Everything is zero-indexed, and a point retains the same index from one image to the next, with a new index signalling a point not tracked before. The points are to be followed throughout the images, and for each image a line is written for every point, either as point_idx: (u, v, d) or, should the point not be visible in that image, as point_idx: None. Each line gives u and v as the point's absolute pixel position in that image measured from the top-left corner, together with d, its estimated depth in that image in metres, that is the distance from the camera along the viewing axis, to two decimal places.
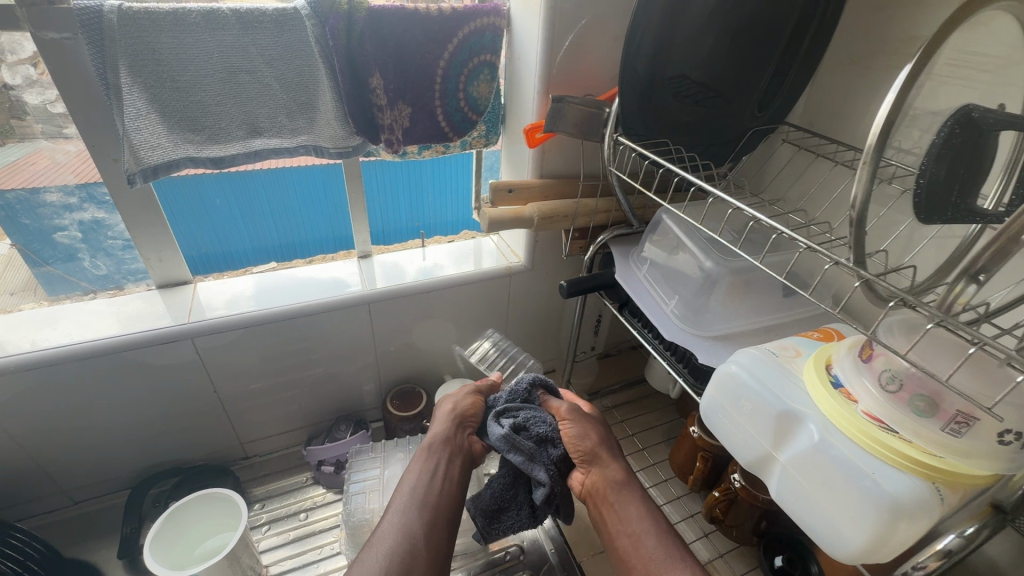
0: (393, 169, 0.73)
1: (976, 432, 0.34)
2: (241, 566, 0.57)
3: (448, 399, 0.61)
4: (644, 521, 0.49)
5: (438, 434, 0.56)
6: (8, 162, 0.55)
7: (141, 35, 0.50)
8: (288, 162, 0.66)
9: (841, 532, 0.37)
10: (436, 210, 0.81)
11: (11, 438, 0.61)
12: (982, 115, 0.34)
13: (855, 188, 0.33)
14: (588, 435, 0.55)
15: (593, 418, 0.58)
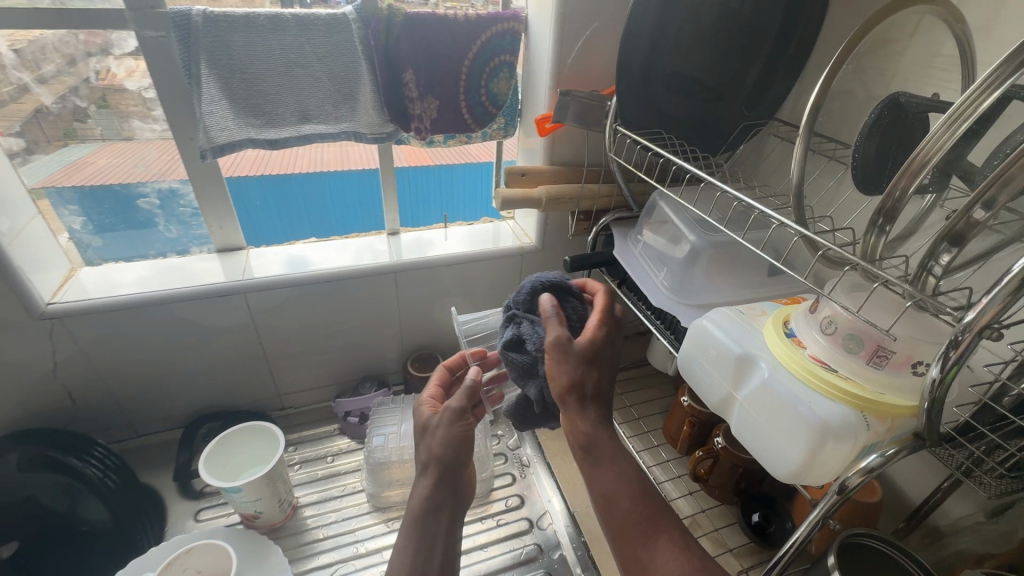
0: (415, 178, 0.86)
1: (894, 369, 0.41)
2: (277, 487, 0.67)
3: (430, 434, 0.56)
4: (620, 483, 0.50)
5: (421, 501, 0.54)
6: (73, 162, 0.67)
7: (219, 34, 0.61)
8: (324, 166, 0.79)
9: (786, 452, 0.43)
10: (458, 203, 0.90)
11: (94, 370, 0.72)
12: (909, 101, 0.40)
13: (795, 153, 0.43)
14: (561, 379, 0.50)
15: (580, 346, 0.51)
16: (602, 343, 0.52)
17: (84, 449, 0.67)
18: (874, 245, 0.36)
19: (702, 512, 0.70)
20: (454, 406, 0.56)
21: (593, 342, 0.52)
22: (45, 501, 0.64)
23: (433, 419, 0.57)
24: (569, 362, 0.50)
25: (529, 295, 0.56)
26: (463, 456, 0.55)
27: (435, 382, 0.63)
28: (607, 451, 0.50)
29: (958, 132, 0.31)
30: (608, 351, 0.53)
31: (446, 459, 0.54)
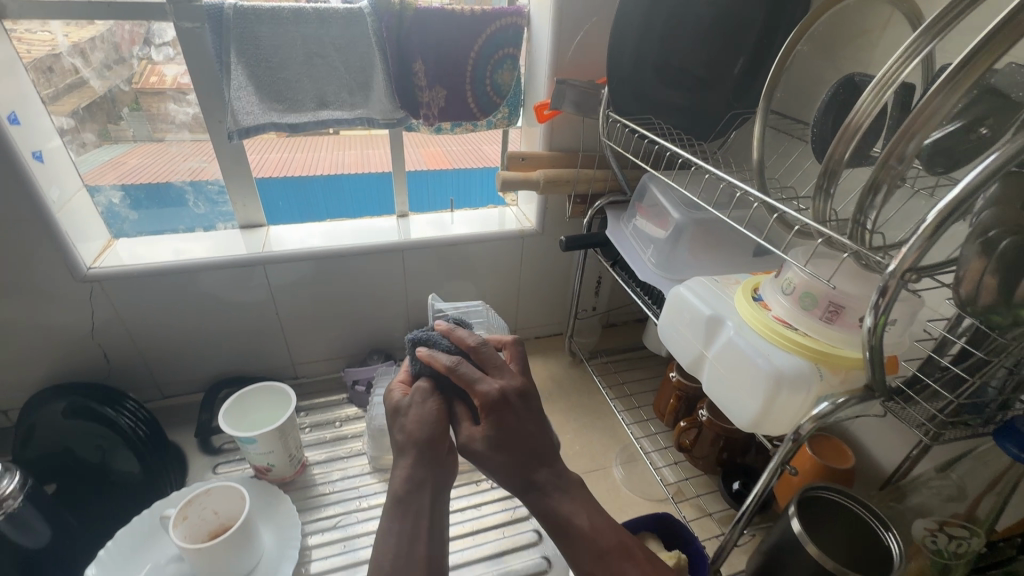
0: (426, 180, 0.92)
1: (845, 325, 0.44)
2: (287, 442, 0.72)
3: (398, 417, 0.53)
4: (579, 548, 0.48)
5: (401, 480, 0.49)
6: (103, 162, 0.75)
7: (248, 26, 0.67)
8: (348, 165, 0.89)
9: (747, 403, 0.47)
10: (465, 198, 0.96)
11: (127, 332, 0.79)
12: (860, 81, 0.44)
13: (755, 129, 0.49)
14: (495, 475, 0.49)
15: (481, 443, 0.49)
16: (492, 418, 0.49)
17: (118, 402, 0.73)
18: (822, 208, 0.40)
19: (685, 480, 0.74)
20: (422, 389, 0.53)
21: (488, 426, 0.49)
22: (81, 452, 0.71)
23: (400, 407, 0.54)
24: (485, 466, 0.49)
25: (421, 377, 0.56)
26: (442, 429, 0.51)
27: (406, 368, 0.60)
28: (563, 518, 0.48)
29: (881, 99, 0.36)
30: (505, 437, 0.48)
31: (424, 437, 0.50)
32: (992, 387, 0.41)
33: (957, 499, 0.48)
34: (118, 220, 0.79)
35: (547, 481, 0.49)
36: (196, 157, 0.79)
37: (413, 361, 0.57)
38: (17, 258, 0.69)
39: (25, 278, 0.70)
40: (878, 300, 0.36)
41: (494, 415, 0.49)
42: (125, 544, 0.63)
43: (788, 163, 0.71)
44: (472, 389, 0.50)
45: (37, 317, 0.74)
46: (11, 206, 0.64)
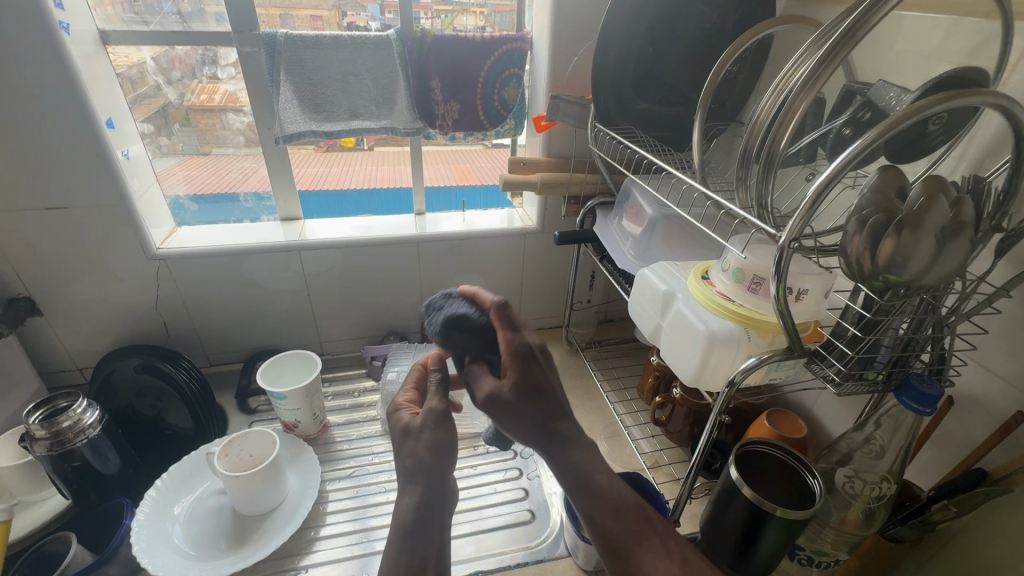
0: (446, 194, 1.08)
1: (768, 296, 0.53)
2: (313, 400, 0.84)
3: (408, 438, 0.56)
4: (598, 509, 0.53)
5: (407, 508, 0.52)
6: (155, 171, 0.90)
7: (296, 50, 0.81)
8: (379, 183, 1.06)
9: (690, 362, 0.56)
10: (478, 205, 1.09)
11: (183, 305, 0.93)
12: None
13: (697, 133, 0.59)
14: (520, 426, 0.54)
15: (510, 392, 0.54)
16: (521, 367, 0.55)
17: (173, 360, 0.85)
18: (744, 196, 0.50)
19: (659, 451, 0.83)
20: (433, 412, 0.56)
21: (519, 373, 0.55)
22: (140, 409, 0.86)
23: (412, 423, 0.57)
24: (513, 415, 0.54)
25: (447, 339, 0.60)
26: (448, 458, 0.54)
27: (409, 384, 0.63)
28: (588, 473, 0.54)
29: (778, 103, 0.45)
30: (535, 386, 0.55)
31: (433, 464, 0.53)
32: (884, 346, 0.49)
33: (878, 457, 0.56)
34: (181, 210, 0.94)
35: (570, 434, 0.55)
36: (247, 159, 0.94)
37: (438, 319, 0.61)
38: (101, 239, 0.83)
39: (107, 256, 0.85)
40: (778, 263, 0.44)
41: (521, 362, 0.56)
42: (178, 475, 0.76)
43: None
44: (503, 338, 0.57)
45: (113, 290, 0.88)
46: (102, 194, 0.79)
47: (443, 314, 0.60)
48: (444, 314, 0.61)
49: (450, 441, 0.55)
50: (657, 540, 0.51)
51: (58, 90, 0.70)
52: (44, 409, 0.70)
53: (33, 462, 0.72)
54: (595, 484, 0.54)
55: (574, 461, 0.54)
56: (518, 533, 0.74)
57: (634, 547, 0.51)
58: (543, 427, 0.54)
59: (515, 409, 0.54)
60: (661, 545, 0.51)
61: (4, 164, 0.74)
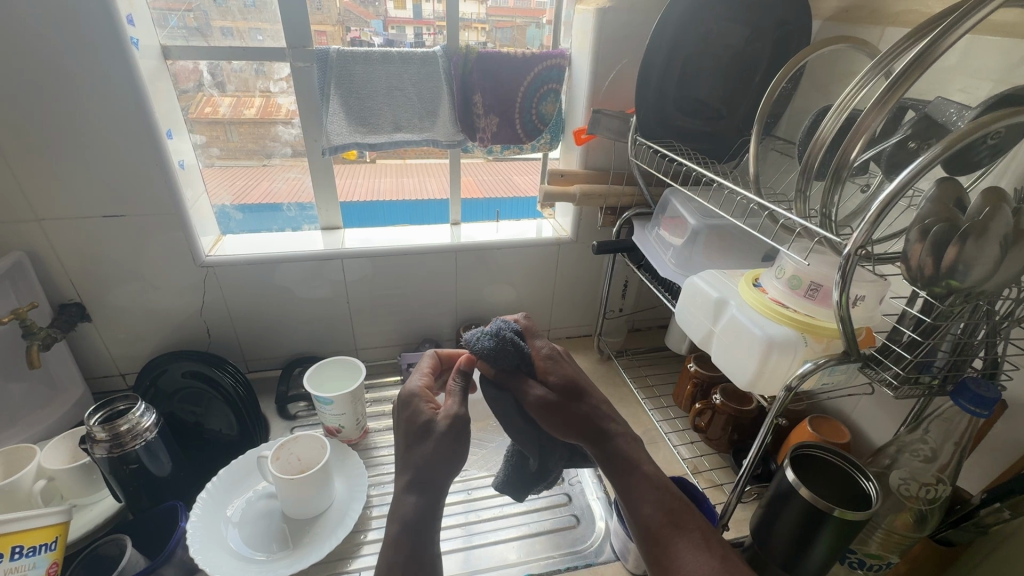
0: (477, 207, 1.09)
1: (825, 302, 0.55)
2: (358, 406, 0.85)
3: (425, 439, 0.55)
4: (642, 489, 0.54)
5: (410, 509, 0.52)
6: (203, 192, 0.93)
7: (346, 65, 0.84)
8: (382, 197, 1.04)
9: (746, 366, 0.58)
10: (510, 215, 1.11)
11: (227, 311, 0.94)
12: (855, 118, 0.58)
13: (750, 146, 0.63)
14: (566, 429, 0.57)
15: (555, 394, 0.58)
16: (559, 371, 0.60)
17: (220, 364, 0.87)
18: (802, 207, 0.54)
19: (699, 457, 0.84)
20: (456, 418, 0.56)
21: (558, 375, 0.60)
22: (181, 415, 0.88)
23: (435, 422, 0.56)
24: (562, 414, 0.57)
25: (496, 348, 0.59)
26: (453, 468, 0.54)
27: (425, 370, 0.65)
28: (634, 461, 0.56)
29: (841, 119, 0.50)
30: (575, 382, 0.60)
31: (437, 472, 0.53)
32: (942, 351, 0.51)
33: (931, 460, 0.58)
34: (226, 219, 0.97)
35: (616, 430, 0.58)
36: (292, 170, 0.96)
37: (484, 335, 0.61)
38: (151, 247, 0.85)
39: (156, 262, 0.87)
40: (842, 270, 0.46)
41: (559, 365, 0.61)
42: (226, 479, 0.77)
43: (788, 178, 0.82)
44: (534, 345, 0.62)
45: (160, 296, 0.90)
46: (158, 201, 0.82)
47: (492, 328, 0.61)
48: (490, 330, 0.61)
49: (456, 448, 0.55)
50: (698, 532, 0.51)
51: (124, 100, 0.73)
52: (104, 411, 0.71)
53: (87, 464, 0.73)
54: (641, 471, 0.55)
55: (619, 451, 0.56)
56: (564, 538, 0.75)
57: (673, 534, 0.51)
58: (587, 425, 0.57)
59: (562, 408, 0.57)
60: (700, 538, 0.51)
61: (67, 171, 0.76)
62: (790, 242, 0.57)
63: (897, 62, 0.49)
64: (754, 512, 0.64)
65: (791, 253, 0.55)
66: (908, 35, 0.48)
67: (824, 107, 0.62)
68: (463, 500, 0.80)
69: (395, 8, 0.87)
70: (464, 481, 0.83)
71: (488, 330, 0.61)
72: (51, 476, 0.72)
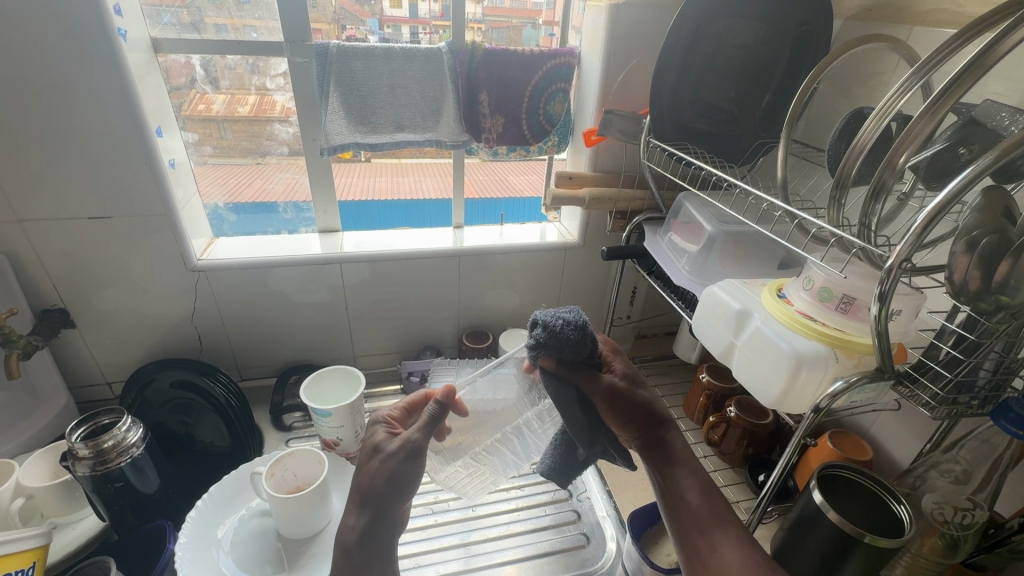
0: (479, 209, 1.05)
1: (857, 317, 0.52)
2: (358, 418, 0.81)
3: (374, 457, 0.53)
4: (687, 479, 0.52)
5: (350, 530, 0.53)
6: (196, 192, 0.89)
7: (346, 62, 0.81)
8: (377, 197, 1.00)
9: (771, 383, 0.55)
10: (513, 218, 1.07)
11: (221, 317, 0.90)
12: (898, 125, 0.55)
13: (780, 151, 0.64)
14: (622, 418, 0.55)
15: (625, 383, 0.56)
16: (625, 363, 0.59)
17: (212, 374, 0.83)
18: (836, 216, 0.52)
19: (712, 471, 0.81)
20: (408, 442, 0.52)
21: (624, 366, 0.58)
22: (170, 425, 0.84)
23: (388, 443, 0.53)
24: (632, 402, 0.55)
25: (582, 336, 0.52)
26: (403, 491, 0.52)
27: (400, 403, 0.61)
28: (683, 453, 0.53)
29: (880, 126, 0.49)
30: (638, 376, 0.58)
31: (384, 491, 0.51)
32: (984, 370, 0.48)
33: (963, 481, 0.55)
34: (220, 221, 0.93)
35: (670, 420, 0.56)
36: (289, 169, 0.92)
37: (572, 319, 0.53)
38: (139, 250, 0.81)
39: (144, 265, 0.82)
40: (883, 286, 0.43)
41: (623, 359, 0.59)
42: (219, 495, 0.73)
43: (811, 182, 0.79)
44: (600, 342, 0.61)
45: (148, 300, 0.85)
46: (146, 202, 0.77)
47: (578, 312, 0.54)
48: (571, 313, 0.54)
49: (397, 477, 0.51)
50: (742, 528, 0.48)
51: (110, 91, 0.69)
52: (87, 426, 0.67)
53: (69, 481, 0.69)
54: (687, 463, 0.53)
55: (671, 441, 0.54)
56: (573, 558, 0.71)
57: (715, 525, 0.48)
58: (644, 413, 0.55)
59: (630, 398, 0.55)
60: (745, 535, 0.47)
61: (49, 170, 0.72)
62: (824, 253, 0.54)
63: (942, 63, 0.46)
64: (776, 533, 0.61)
65: (822, 263, 0.52)
66: (953, 36, 0.45)
67: (854, 111, 0.59)
68: (466, 516, 0.76)
69: (390, 7, 0.83)
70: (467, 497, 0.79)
71: (570, 316, 0.54)
72: (30, 494, 0.67)
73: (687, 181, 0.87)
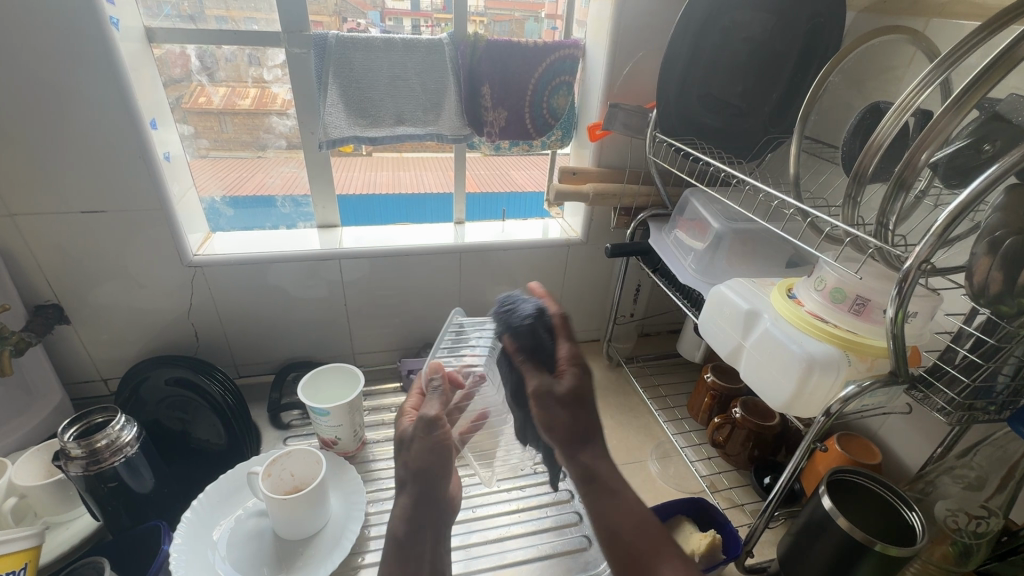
0: (481, 204, 1.03)
1: (871, 319, 0.51)
2: (357, 417, 0.80)
3: (404, 448, 0.58)
4: (619, 513, 0.53)
5: (403, 519, 0.56)
6: (193, 186, 0.88)
7: (346, 54, 0.79)
8: (377, 189, 0.98)
9: (780, 386, 0.53)
10: (515, 213, 1.05)
11: (219, 314, 0.89)
12: (918, 122, 0.53)
13: (793, 148, 0.62)
14: (552, 425, 0.56)
15: (562, 393, 0.55)
16: (576, 374, 0.55)
17: (209, 372, 0.82)
18: (850, 215, 0.51)
19: (717, 474, 0.79)
20: (425, 417, 0.58)
21: (573, 378, 0.55)
22: (166, 422, 0.82)
23: (407, 432, 0.59)
24: (553, 414, 0.55)
25: (521, 326, 0.55)
26: (438, 468, 0.58)
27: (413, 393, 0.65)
28: (611, 481, 0.55)
29: (899, 122, 0.47)
30: (579, 394, 0.55)
31: (422, 473, 0.57)
32: (1003, 375, 0.46)
33: (976, 488, 0.54)
34: (216, 215, 0.92)
35: (600, 446, 0.57)
36: (287, 163, 0.91)
37: (525, 312, 0.56)
38: (134, 245, 0.79)
39: (139, 261, 0.81)
40: (899, 287, 0.41)
41: (576, 370, 0.56)
42: (215, 495, 0.72)
43: (823, 179, 0.78)
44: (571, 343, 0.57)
45: (145, 296, 0.84)
46: (141, 197, 0.76)
47: (533, 307, 0.56)
48: (531, 307, 0.57)
49: (427, 456, 0.57)
50: (679, 560, 0.48)
51: (102, 83, 0.67)
52: (79, 425, 0.66)
53: (62, 480, 0.68)
54: (620, 496, 0.54)
55: (599, 468, 0.55)
56: (575, 561, 0.70)
57: (654, 556, 0.48)
58: (575, 434, 0.56)
59: (563, 413, 0.55)
60: (681, 561, 0.47)
61: (42, 164, 0.70)
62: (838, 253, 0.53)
63: (968, 56, 0.44)
64: (782, 538, 0.59)
65: (836, 263, 0.50)
66: (978, 28, 0.43)
67: (870, 106, 0.58)
68: (466, 518, 0.75)
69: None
70: (467, 498, 0.78)
71: (524, 307, 0.57)
72: (22, 493, 0.66)
73: (694, 178, 0.85)
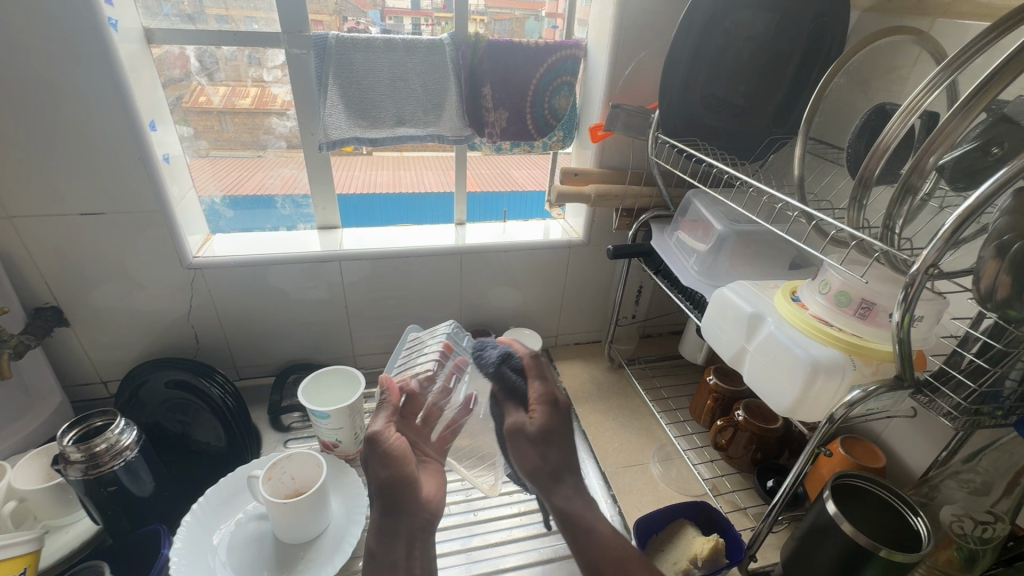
0: (481, 204, 1.02)
1: (877, 323, 0.50)
2: (357, 419, 0.79)
3: (367, 466, 0.55)
4: (600, 549, 0.52)
5: (375, 531, 0.54)
6: (193, 187, 0.87)
7: (346, 54, 0.78)
8: (376, 190, 0.97)
9: (785, 390, 0.53)
10: (516, 214, 1.05)
11: (219, 316, 0.89)
12: (927, 123, 0.53)
13: (798, 149, 0.62)
14: (522, 460, 0.54)
15: (534, 429, 0.53)
16: (547, 413, 0.54)
17: (209, 374, 0.82)
18: (855, 217, 0.51)
19: (720, 477, 0.78)
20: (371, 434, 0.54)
21: (545, 417, 0.53)
22: (166, 425, 0.82)
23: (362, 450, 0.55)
24: (527, 448, 0.53)
25: (496, 364, 0.56)
26: (403, 479, 0.53)
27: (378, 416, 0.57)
28: (589, 518, 0.54)
29: (906, 125, 0.46)
30: (553, 428, 0.53)
31: (386, 492, 0.53)
32: (1010, 380, 0.46)
33: (982, 493, 0.53)
34: (216, 217, 0.91)
35: (572, 480, 0.55)
36: (287, 164, 0.90)
37: (491, 358, 0.57)
38: (134, 247, 0.79)
39: (139, 262, 0.80)
40: (905, 292, 0.41)
41: (549, 408, 0.54)
42: (215, 499, 0.72)
43: (826, 180, 0.77)
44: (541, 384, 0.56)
45: (145, 297, 0.84)
46: (140, 199, 0.75)
47: (497, 353, 0.56)
48: (497, 352, 0.57)
49: (381, 470, 0.53)
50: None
51: (98, 84, 0.67)
52: (79, 429, 0.65)
53: (61, 484, 0.68)
54: (596, 535, 0.53)
55: (572, 504, 0.54)
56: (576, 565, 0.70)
57: None
58: (547, 474, 0.54)
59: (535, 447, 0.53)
60: None
61: (40, 166, 0.70)
62: (846, 257, 0.52)
63: (977, 58, 0.44)
64: (786, 542, 0.59)
65: (842, 266, 0.50)
66: (987, 29, 0.43)
67: (875, 108, 0.57)
68: (467, 521, 0.75)
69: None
70: (468, 501, 0.78)
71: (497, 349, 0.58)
72: (22, 496, 0.66)
73: (697, 178, 0.85)
